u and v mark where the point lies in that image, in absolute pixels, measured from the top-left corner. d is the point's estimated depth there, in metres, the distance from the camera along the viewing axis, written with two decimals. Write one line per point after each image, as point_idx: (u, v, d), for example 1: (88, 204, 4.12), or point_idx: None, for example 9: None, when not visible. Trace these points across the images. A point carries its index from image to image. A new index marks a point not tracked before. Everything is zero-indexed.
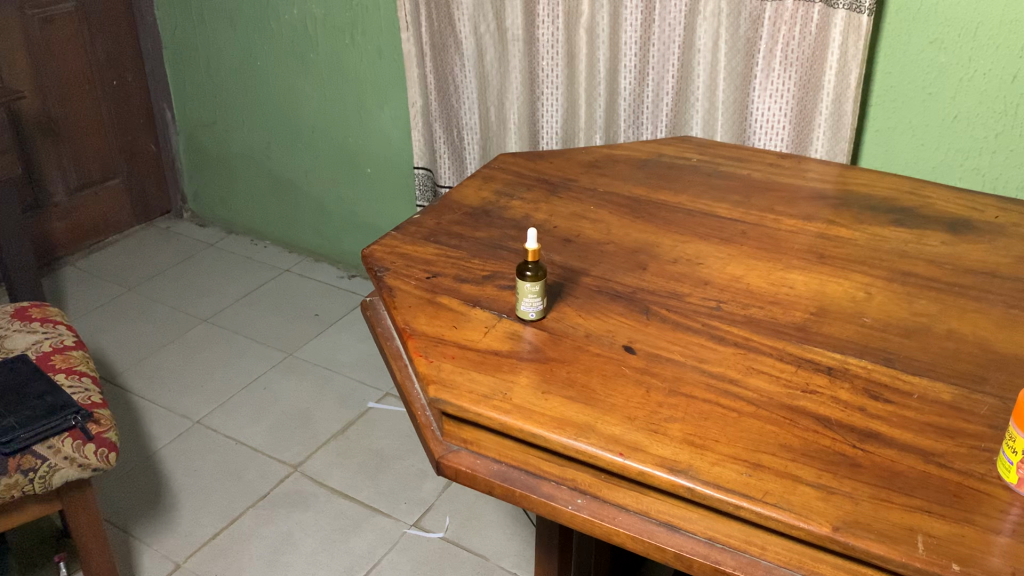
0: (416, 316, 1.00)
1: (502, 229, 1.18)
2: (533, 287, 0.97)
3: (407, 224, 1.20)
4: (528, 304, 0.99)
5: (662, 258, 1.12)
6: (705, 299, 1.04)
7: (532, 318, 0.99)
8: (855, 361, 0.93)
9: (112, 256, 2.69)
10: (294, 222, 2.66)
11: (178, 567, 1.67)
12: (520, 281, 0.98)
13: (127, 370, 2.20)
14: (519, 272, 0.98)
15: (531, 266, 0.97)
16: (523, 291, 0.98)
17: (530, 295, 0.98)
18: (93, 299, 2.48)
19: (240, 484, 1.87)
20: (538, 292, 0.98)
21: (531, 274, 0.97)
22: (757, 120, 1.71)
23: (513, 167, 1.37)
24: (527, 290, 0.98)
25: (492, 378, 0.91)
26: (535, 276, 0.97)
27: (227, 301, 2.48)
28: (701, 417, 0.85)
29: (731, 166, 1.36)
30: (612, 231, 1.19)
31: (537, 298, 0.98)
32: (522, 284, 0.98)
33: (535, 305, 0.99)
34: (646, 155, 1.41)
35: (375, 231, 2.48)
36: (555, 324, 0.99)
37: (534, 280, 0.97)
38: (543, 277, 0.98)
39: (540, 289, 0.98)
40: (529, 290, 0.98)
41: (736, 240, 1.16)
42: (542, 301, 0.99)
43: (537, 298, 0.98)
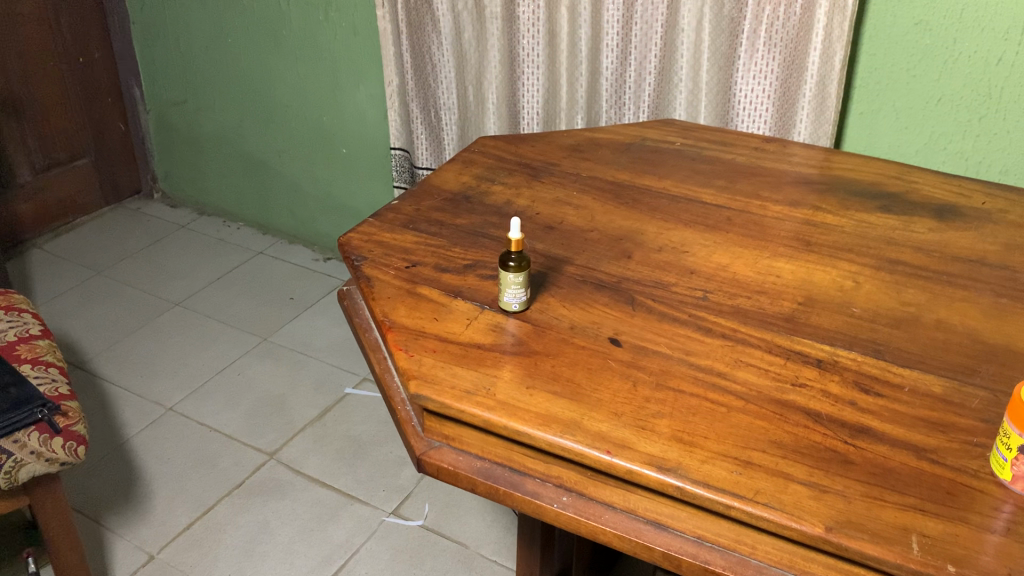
0: (395, 308, 0.97)
1: (483, 217, 1.15)
2: (516, 278, 0.94)
3: (385, 210, 1.16)
4: (511, 296, 0.96)
5: (647, 246, 1.10)
6: (691, 288, 1.02)
7: (515, 310, 0.97)
8: (844, 353, 0.92)
9: (81, 237, 2.63)
10: (267, 203, 2.61)
11: (151, 559, 1.64)
12: (503, 272, 0.95)
13: (97, 356, 2.15)
14: (502, 261, 0.95)
15: (515, 256, 0.94)
16: (506, 282, 0.95)
17: (514, 286, 0.95)
18: (59, 283, 2.42)
19: (214, 473, 1.84)
20: (521, 283, 0.95)
21: (514, 265, 0.94)
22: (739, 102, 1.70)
23: (494, 150, 1.34)
24: (509, 281, 0.95)
25: (473, 373, 0.88)
26: (518, 266, 0.94)
27: (199, 285, 2.43)
28: (689, 412, 0.83)
29: (716, 150, 1.34)
30: (595, 218, 1.16)
31: (520, 289, 0.95)
32: (505, 274, 0.95)
33: (519, 296, 0.96)
34: (629, 139, 1.38)
35: (350, 212, 2.44)
36: (542, 316, 0.96)
37: (518, 271, 0.94)
38: (526, 268, 0.95)
39: (523, 280, 0.95)
40: (511, 281, 0.95)
41: (721, 227, 1.14)
42: (525, 292, 0.96)
43: (520, 289, 0.95)
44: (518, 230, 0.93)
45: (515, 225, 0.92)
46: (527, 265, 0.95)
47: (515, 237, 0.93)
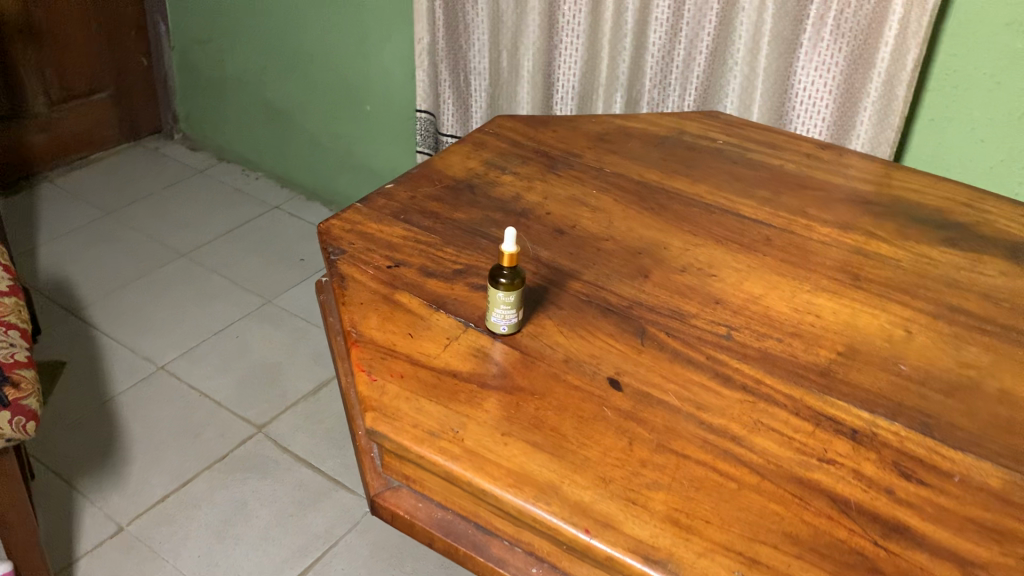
0: (366, 317, 0.84)
1: (485, 213, 1.02)
2: (507, 296, 0.81)
3: (376, 195, 1.03)
4: (500, 316, 0.82)
5: (667, 264, 0.95)
6: (713, 322, 0.87)
7: (504, 332, 0.83)
8: (885, 424, 0.77)
9: (95, 174, 2.54)
10: (286, 155, 2.49)
11: (120, 530, 1.56)
12: (492, 288, 0.81)
13: (93, 304, 2.06)
14: (492, 274, 0.82)
15: (506, 272, 0.81)
16: (494, 301, 0.82)
17: (504, 305, 0.81)
18: (65, 221, 2.33)
19: (197, 442, 1.74)
20: (512, 304, 0.81)
21: (505, 282, 0.81)
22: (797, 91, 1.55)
23: (511, 132, 1.19)
24: (499, 300, 0.81)
25: (442, 409, 0.75)
26: (511, 283, 0.81)
27: (207, 236, 2.32)
28: (690, 486, 0.70)
29: (762, 153, 1.18)
30: (614, 224, 1.02)
31: (511, 310, 0.82)
32: (494, 290, 0.81)
33: (510, 317, 0.82)
34: (664, 130, 1.22)
35: (370, 174, 2.31)
36: (535, 343, 0.83)
37: (509, 290, 0.81)
38: (519, 286, 0.81)
39: (515, 300, 0.81)
40: (501, 301, 0.81)
41: (757, 248, 0.99)
42: (516, 313, 0.83)
43: (510, 309, 0.82)
44: (513, 242, 0.79)
45: (509, 237, 0.78)
46: (521, 283, 0.81)
47: (509, 250, 0.79)
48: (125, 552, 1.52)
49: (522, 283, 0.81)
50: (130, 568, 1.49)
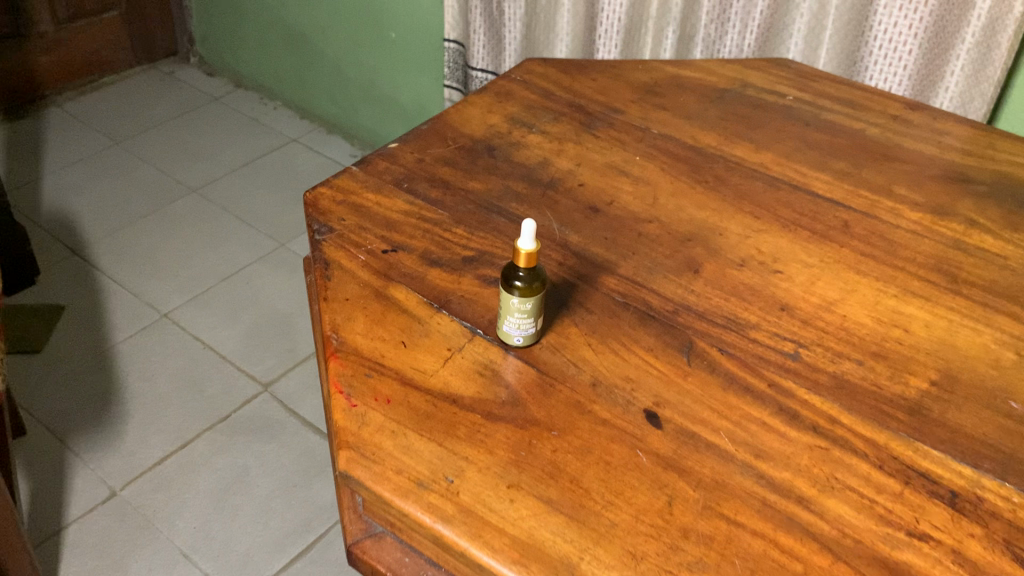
0: (351, 318, 0.69)
1: (505, 185, 0.85)
2: (522, 303, 0.65)
3: (376, 157, 0.87)
4: (513, 326, 0.67)
5: (721, 256, 0.79)
6: (776, 336, 0.71)
7: (518, 343, 0.68)
8: (993, 485, 0.61)
9: (106, 98, 2.39)
10: (306, 84, 2.31)
11: (113, 496, 1.45)
12: (504, 292, 0.66)
13: (96, 243, 1.94)
14: (504, 273, 0.66)
15: (523, 274, 0.65)
16: (507, 307, 0.66)
17: (519, 313, 0.66)
18: (73, 149, 2.20)
19: (200, 399, 1.62)
20: (528, 312, 0.66)
21: (521, 286, 0.65)
22: (876, 31, 1.33)
23: (542, 80, 1.01)
24: (513, 306, 0.66)
25: (434, 448, 0.60)
26: (528, 287, 0.65)
27: (220, 170, 2.17)
28: (744, 570, 0.54)
29: (839, 113, 0.99)
30: (659, 201, 0.85)
31: (527, 320, 0.66)
32: (506, 294, 0.65)
33: (526, 327, 0.67)
34: (724, 82, 1.04)
35: (395, 107, 2.13)
36: (556, 360, 0.67)
37: (526, 295, 0.65)
38: (538, 291, 0.65)
39: (532, 308, 0.66)
40: (515, 308, 0.65)
41: (833, 238, 0.82)
42: (534, 323, 0.67)
43: (527, 318, 0.66)
44: (531, 238, 0.63)
45: (527, 232, 0.62)
46: (541, 287, 0.65)
47: (526, 247, 0.63)
48: (117, 520, 1.42)
49: (541, 287, 0.65)
50: (122, 539, 1.39)
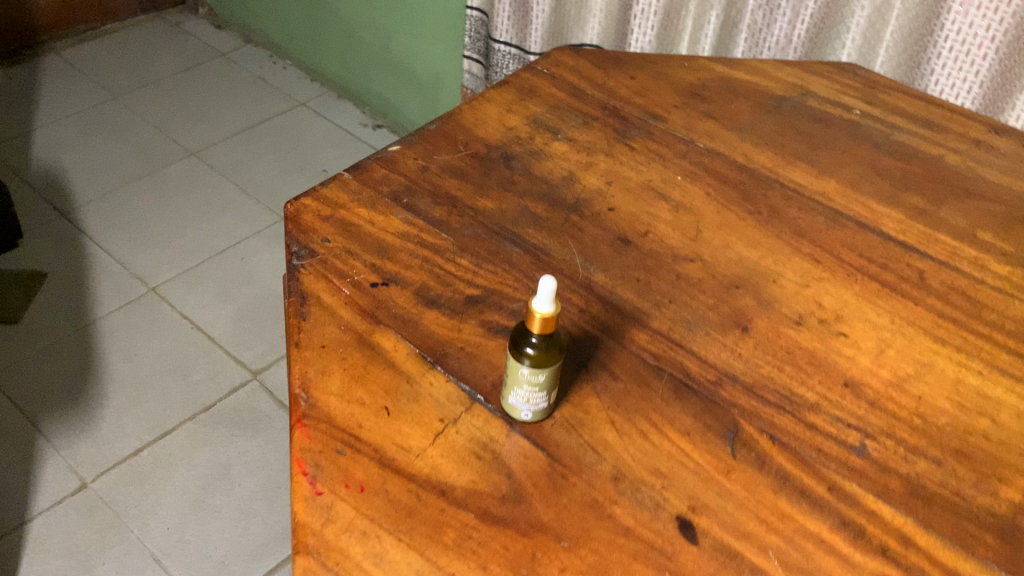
0: (325, 373, 0.57)
1: (522, 206, 0.73)
2: (535, 374, 0.53)
3: (374, 163, 0.74)
4: (522, 400, 0.54)
5: (774, 310, 0.66)
6: (839, 423, 0.59)
7: (526, 418, 0.56)
8: None
9: (107, 48, 2.26)
10: (318, 44, 2.17)
11: (83, 488, 1.35)
12: (513, 359, 0.53)
13: (86, 205, 1.82)
14: (514, 336, 0.53)
15: (538, 339, 0.53)
16: (514, 376, 0.54)
17: (529, 385, 0.54)
18: (68, 102, 2.07)
19: (183, 385, 1.52)
20: (541, 385, 0.54)
21: (533, 354, 0.53)
22: (947, 29, 1.15)
23: (573, 75, 0.88)
24: (523, 377, 0.53)
25: (413, 560, 0.48)
26: (542, 355, 0.53)
27: (222, 134, 2.05)
28: None
29: (913, 134, 0.85)
30: (702, 234, 0.72)
31: (539, 393, 0.54)
32: (515, 361, 0.53)
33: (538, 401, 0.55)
34: (781, 88, 0.90)
35: (411, 75, 1.99)
36: (572, 442, 0.55)
37: (538, 366, 0.53)
38: (556, 361, 0.53)
39: (546, 381, 0.53)
40: (524, 379, 0.53)
41: (906, 294, 0.69)
42: (548, 397, 0.55)
43: (539, 392, 0.54)
44: (550, 299, 0.51)
45: (546, 292, 0.50)
46: (558, 354, 0.53)
47: (544, 310, 0.51)
48: (86, 515, 1.32)
49: (559, 356, 0.53)
50: (90, 537, 1.29)
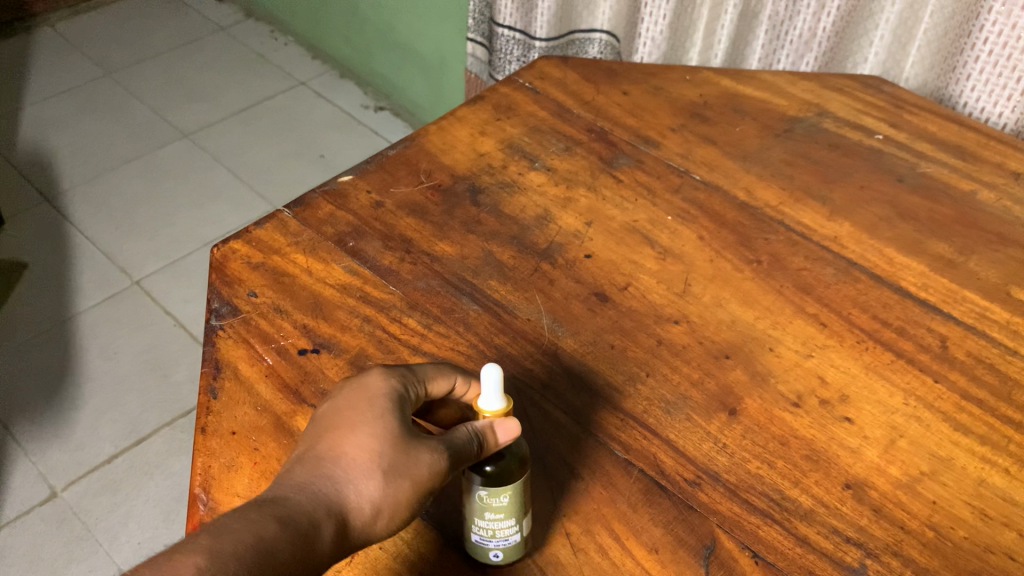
0: (231, 469, 0.49)
1: (485, 251, 0.64)
2: (495, 495, 0.45)
3: (322, 198, 0.66)
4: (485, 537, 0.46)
5: (768, 385, 0.57)
6: (837, 536, 0.50)
7: (495, 561, 0.47)
8: None
9: (103, 22, 2.19)
10: (320, 20, 2.05)
11: (52, 496, 1.29)
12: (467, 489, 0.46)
13: (73, 189, 1.76)
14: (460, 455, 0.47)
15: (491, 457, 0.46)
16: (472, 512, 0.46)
17: (490, 512, 0.45)
18: (59, 79, 2.00)
19: (162, 387, 1.44)
20: (505, 515, 0.46)
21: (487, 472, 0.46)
22: (984, 30, 0.88)
23: (559, 91, 0.79)
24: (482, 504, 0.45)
25: None
26: (499, 470, 0.46)
27: (217, 114, 1.96)
28: None
29: (940, 166, 0.75)
30: (691, 289, 0.63)
31: (508, 527, 0.46)
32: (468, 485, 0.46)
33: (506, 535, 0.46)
34: (794, 107, 0.80)
35: (412, 56, 1.84)
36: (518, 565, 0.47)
37: (494, 488, 0.45)
38: (515, 479, 0.46)
39: (511, 507, 0.46)
40: (481, 512, 0.46)
41: (923, 366, 0.59)
42: (519, 531, 0.46)
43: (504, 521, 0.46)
44: (499, 393, 0.46)
45: (490, 377, 0.45)
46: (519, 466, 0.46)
47: (492, 407, 0.46)
48: (54, 527, 1.26)
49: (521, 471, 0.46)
50: (56, 550, 1.23)
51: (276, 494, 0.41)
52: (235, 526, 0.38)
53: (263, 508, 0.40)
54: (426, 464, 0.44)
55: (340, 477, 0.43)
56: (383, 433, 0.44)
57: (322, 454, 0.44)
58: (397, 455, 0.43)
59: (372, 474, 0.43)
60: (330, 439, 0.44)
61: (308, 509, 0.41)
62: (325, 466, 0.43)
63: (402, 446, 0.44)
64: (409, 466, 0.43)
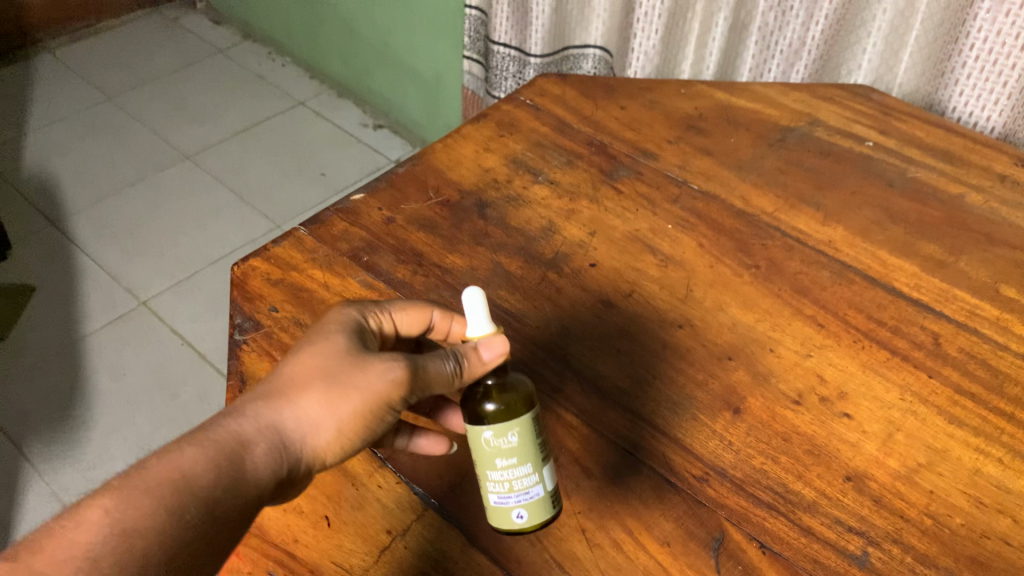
0: None
1: (494, 262, 0.66)
2: (501, 436, 0.47)
3: (336, 216, 0.69)
4: (504, 492, 0.48)
5: (770, 384, 0.60)
6: (840, 526, 0.52)
7: (520, 521, 0.48)
8: None
9: (102, 47, 2.22)
10: (317, 40, 2.08)
11: None
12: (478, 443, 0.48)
13: (77, 213, 1.78)
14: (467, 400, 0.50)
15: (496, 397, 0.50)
16: (485, 466, 0.48)
17: (502, 457, 0.47)
18: (61, 105, 2.03)
19: (171, 407, 1.46)
20: (518, 458, 0.48)
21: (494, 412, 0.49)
22: (970, 36, 0.91)
23: (559, 106, 0.82)
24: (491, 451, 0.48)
25: None
26: (503, 409, 0.49)
27: (218, 135, 1.99)
28: None
29: (929, 171, 0.78)
30: (693, 294, 0.65)
31: (522, 474, 0.48)
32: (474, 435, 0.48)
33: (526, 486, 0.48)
34: (786, 117, 0.83)
35: (409, 74, 1.87)
36: (537, 526, 0.49)
37: (502, 430, 0.47)
38: (521, 420, 0.48)
39: (522, 449, 0.48)
40: (494, 461, 0.48)
41: (918, 362, 0.62)
42: (535, 479, 0.48)
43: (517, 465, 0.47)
44: (487, 319, 0.52)
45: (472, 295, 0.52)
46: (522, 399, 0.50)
47: (482, 334, 0.51)
48: None
49: (527, 409, 0.49)
50: None
51: (225, 415, 0.47)
52: (169, 453, 0.44)
53: (203, 432, 0.45)
54: (372, 381, 0.48)
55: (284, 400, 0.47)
56: (332, 355, 0.49)
57: (275, 377, 0.49)
58: (341, 373, 0.48)
59: (316, 392, 0.48)
60: (283, 363, 0.49)
61: (249, 428, 0.46)
62: (274, 389, 0.48)
63: (350, 365, 0.49)
64: (353, 382, 0.48)
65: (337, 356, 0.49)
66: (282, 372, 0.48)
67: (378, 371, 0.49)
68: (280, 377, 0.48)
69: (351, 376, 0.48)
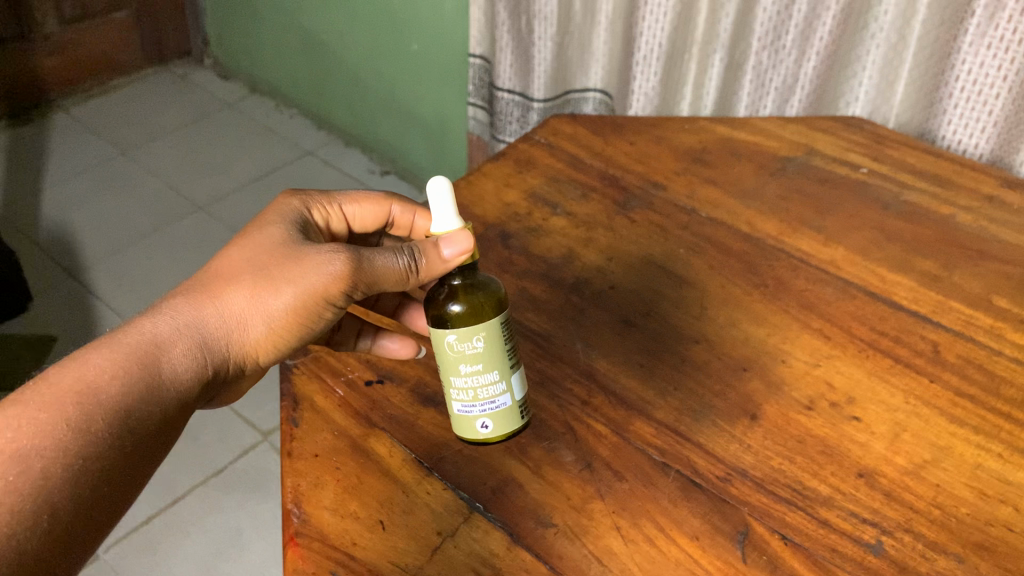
0: (317, 486, 0.56)
1: (519, 288, 0.71)
2: (468, 343, 0.55)
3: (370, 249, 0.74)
4: (470, 401, 0.56)
5: (783, 393, 0.64)
6: (855, 518, 0.56)
7: (484, 428, 0.57)
8: None
9: (115, 104, 2.29)
10: (325, 92, 2.14)
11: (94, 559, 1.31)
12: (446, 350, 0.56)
13: (96, 263, 1.84)
14: (434, 301, 0.58)
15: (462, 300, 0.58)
16: (453, 374, 0.56)
17: (468, 363, 0.55)
18: (77, 161, 2.10)
19: (193, 450, 1.46)
20: (483, 364, 0.55)
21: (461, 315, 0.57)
22: (957, 69, 0.97)
23: (572, 144, 0.88)
24: (458, 358, 0.55)
25: None
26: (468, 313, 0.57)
27: (230, 186, 2.05)
28: None
29: (921, 194, 0.83)
30: (707, 312, 0.70)
31: (488, 380, 0.56)
32: (442, 343, 0.55)
33: (492, 394, 0.56)
34: (784, 148, 0.88)
35: (416, 121, 1.93)
36: (501, 433, 0.58)
37: (468, 337, 0.55)
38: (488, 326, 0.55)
39: (487, 356, 0.55)
40: (461, 368, 0.55)
41: (920, 369, 0.66)
42: (500, 385, 0.56)
43: (483, 374, 0.55)
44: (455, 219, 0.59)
45: (441, 183, 0.58)
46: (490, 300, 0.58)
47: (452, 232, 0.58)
48: None
49: (493, 316, 0.57)
50: None
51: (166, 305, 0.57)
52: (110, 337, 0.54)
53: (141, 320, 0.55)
54: (304, 271, 0.59)
55: (220, 294, 0.58)
56: (263, 251, 0.60)
57: (216, 272, 0.59)
58: (271, 267, 0.59)
59: (247, 285, 0.58)
60: (221, 260, 0.60)
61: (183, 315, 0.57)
62: (212, 282, 0.59)
63: (286, 260, 0.59)
64: (282, 274, 0.58)
65: (269, 252, 0.60)
66: (217, 268, 0.59)
67: (311, 264, 0.59)
68: (215, 272, 0.59)
69: (280, 271, 0.59)
